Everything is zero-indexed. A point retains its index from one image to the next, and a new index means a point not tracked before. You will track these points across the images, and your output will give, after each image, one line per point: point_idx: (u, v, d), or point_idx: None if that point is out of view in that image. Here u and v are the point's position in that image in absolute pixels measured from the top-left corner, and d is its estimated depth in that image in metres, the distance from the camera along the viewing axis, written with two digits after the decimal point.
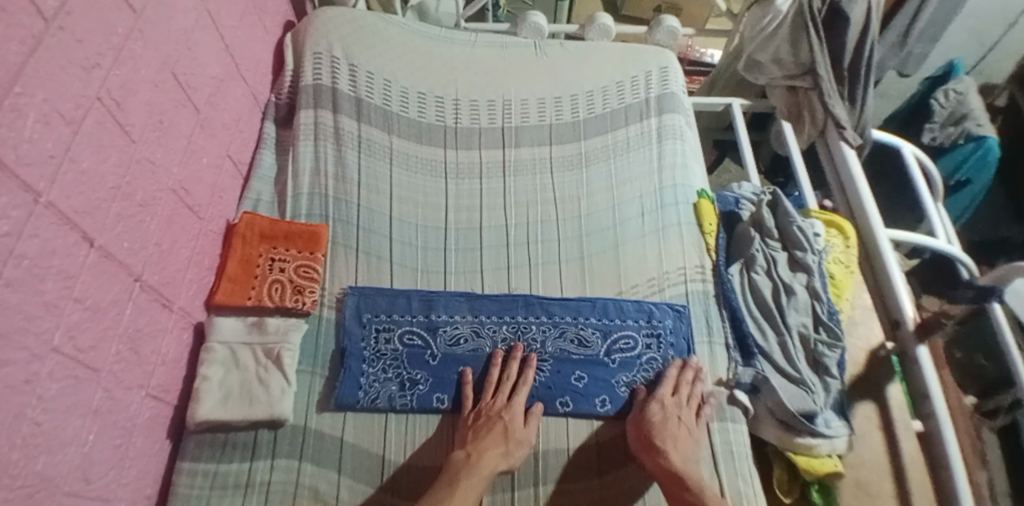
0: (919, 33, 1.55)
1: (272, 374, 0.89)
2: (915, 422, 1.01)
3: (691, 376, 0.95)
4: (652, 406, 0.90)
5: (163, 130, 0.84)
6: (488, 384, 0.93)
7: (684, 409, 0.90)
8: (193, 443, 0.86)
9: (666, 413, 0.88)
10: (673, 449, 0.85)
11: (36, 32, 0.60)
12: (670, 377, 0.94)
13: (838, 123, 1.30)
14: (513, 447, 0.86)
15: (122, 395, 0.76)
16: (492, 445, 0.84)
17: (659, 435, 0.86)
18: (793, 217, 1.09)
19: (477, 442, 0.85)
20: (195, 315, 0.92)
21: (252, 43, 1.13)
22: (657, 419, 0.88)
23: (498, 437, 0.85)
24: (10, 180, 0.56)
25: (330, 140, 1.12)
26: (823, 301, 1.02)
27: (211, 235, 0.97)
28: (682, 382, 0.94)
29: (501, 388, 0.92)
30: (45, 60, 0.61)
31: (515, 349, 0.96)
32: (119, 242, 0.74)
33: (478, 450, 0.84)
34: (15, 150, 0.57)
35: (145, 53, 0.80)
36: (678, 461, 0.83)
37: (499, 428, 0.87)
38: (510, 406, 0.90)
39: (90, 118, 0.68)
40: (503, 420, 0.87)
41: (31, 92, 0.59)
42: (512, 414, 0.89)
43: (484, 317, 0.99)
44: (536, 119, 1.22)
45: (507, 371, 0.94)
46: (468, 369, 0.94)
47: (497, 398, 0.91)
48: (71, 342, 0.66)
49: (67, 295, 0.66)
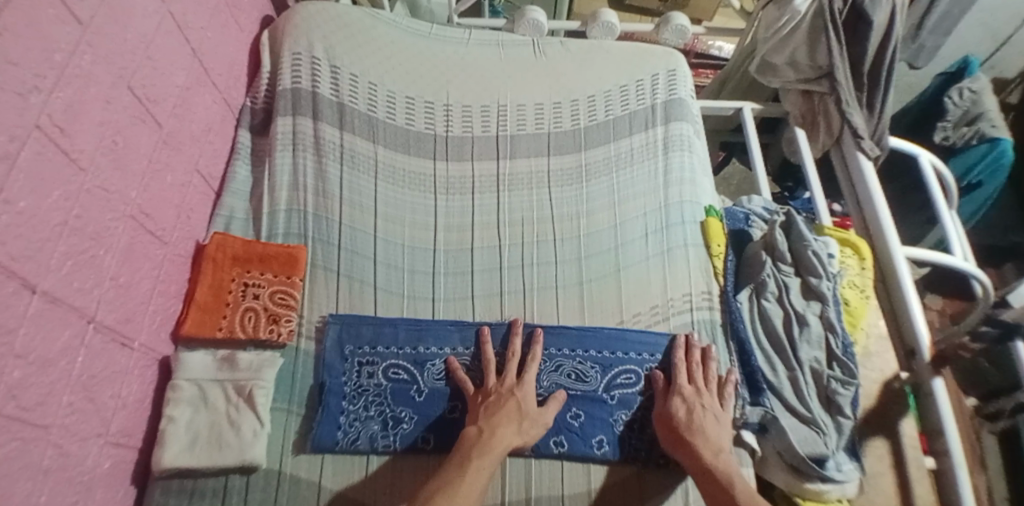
0: (934, 26, 1.45)
1: (244, 415, 0.83)
2: (927, 460, 0.94)
3: (715, 376, 0.90)
4: (675, 400, 0.86)
5: (119, 152, 0.76)
6: (488, 364, 0.89)
7: (707, 398, 0.86)
8: (159, 489, 0.80)
9: (690, 405, 0.85)
10: (701, 442, 0.80)
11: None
12: (677, 361, 0.90)
13: (854, 131, 1.22)
14: (527, 426, 0.82)
15: (76, 448, 0.69)
16: (506, 422, 0.81)
17: (684, 427, 0.82)
18: (808, 240, 1.01)
19: (490, 418, 0.81)
20: (159, 349, 0.85)
21: (224, 44, 1.04)
22: (681, 413, 0.84)
23: (511, 414, 0.82)
24: None
25: (310, 151, 1.04)
26: (838, 334, 0.94)
27: (177, 260, 0.89)
28: (695, 369, 0.89)
29: (509, 368, 0.88)
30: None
31: (515, 325, 0.92)
32: (67, 284, 0.67)
33: (491, 426, 0.80)
34: None
35: (96, 68, 0.71)
36: (707, 454, 0.79)
37: (512, 404, 0.83)
38: (521, 384, 0.86)
39: (28, 149, 0.60)
40: (515, 397, 0.84)
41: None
42: (524, 391, 0.85)
43: (478, 350, 0.92)
44: (532, 128, 1.14)
45: (512, 347, 0.90)
46: (452, 357, 0.90)
47: (506, 375, 0.87)
48: (14, 402, 0.59)
49: (9, 351, 0.58)
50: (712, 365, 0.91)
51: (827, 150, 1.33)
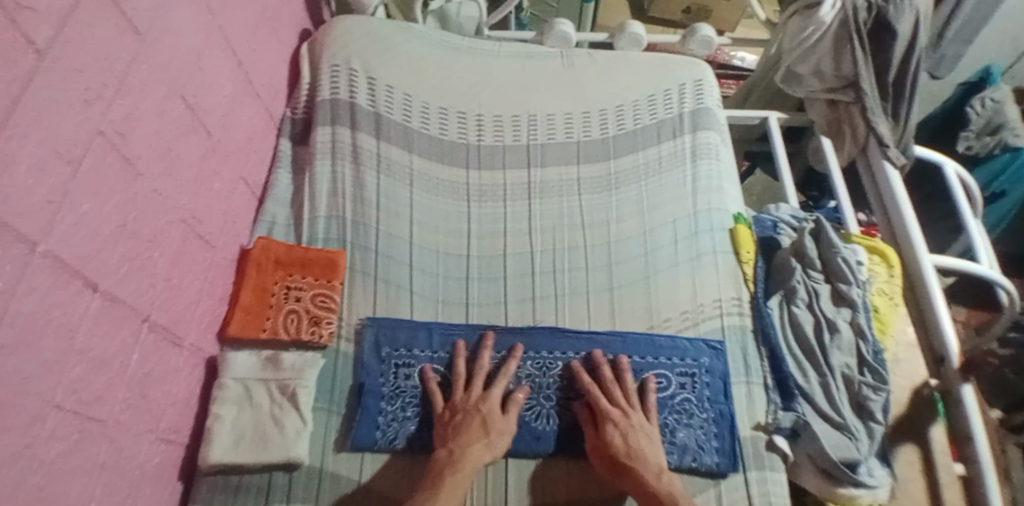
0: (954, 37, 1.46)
1: (288, 413, 0.86)
2: (957, 466, 0.94)
3: (633, 393, 0.90)
4: (607, 428, 0.85)
5: (171, 159, 0.80)
6: (458, 377, 0.90)
7: (634, 418, 0.87)
8: (206, 485, 0.83)
9: (624, 432, 0.84)
10: (642, 467, 0.82)
11: (27, 68, 0.55)
12: (588, 384, 0.90)
13: (880, 140, 1.23)
14: (494, 438, 0.84)
15: (129, 444, 0.72)
16: (474, 439, 0.82)
17: (622, 456, 0.82)
18: (837, 247, 1.02)
19: (457, 438, 0.83)
20: (207, 349, 0.89)
21: (266, 55, 1.08)
22: (618, 441, 0.83)
23: (477, 431, 0.83)
24: (3, 234, 0.52)
25: (348, 159, 1.07)
26: (868, 340, 0.95)
27: (224, 264, 0.93)
28: (615, 391, 0.89)
29: (475, 380, 0.90)
30: (39, 98, 0.56)
31: (486, 338, 0.94)
32: (125, 284, 0.71)
33: (460, 446, 0.82)
34: (6, 202, 0.52)
35: (152, 78, 0.75)
36: (651, 479, 0.80)
37: (477, 421, 0.84)
38: (486, 397, 0.87)
39: (91, 155, 0.64)
40: (480, 413, 0.85)
41: (25, 134, 0.55)
42: (489, 405, 0.86)
43: (450, 359, 0.94)
44: (562, 136, 1.16)
45: (479, 361, 0.91)
46: (428, 366, 0.92)
47: (471, 391, 0.88)
48: (74, 396, 0.63)
49: (69, 348, 0.62)
50: (628, 378, 0.91)
51: (853, 158, 1.34)
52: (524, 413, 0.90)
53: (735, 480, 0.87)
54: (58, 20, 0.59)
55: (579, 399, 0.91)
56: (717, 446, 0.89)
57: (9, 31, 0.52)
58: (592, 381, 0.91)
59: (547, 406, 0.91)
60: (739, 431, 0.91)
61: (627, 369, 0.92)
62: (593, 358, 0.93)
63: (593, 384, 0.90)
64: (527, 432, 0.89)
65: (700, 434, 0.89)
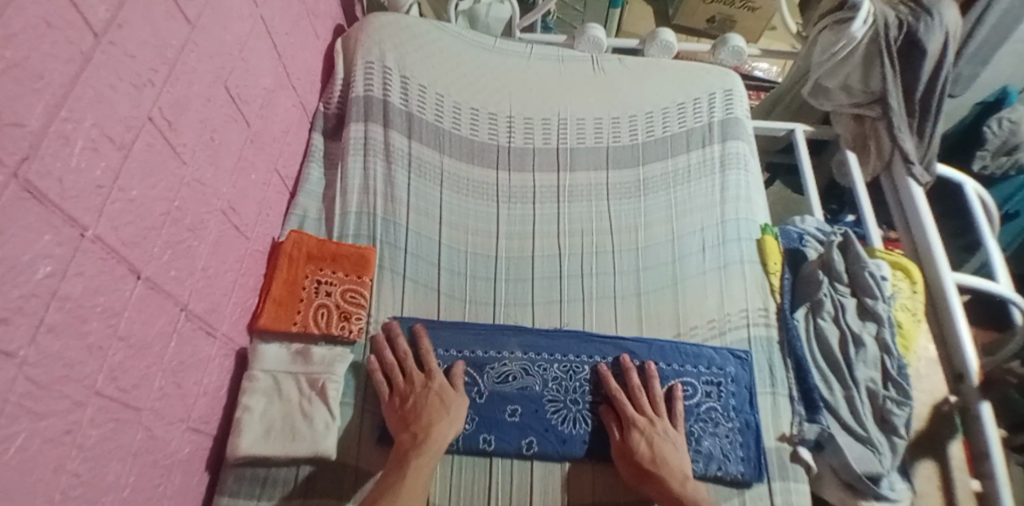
0: (971, 55, 1.45)
1: (317, 407, 0.86)
2: (973, 482, 0.95)
3: (658, 398, 0.91)
4: (632, 434, 0.85)
5: (214, 148, 0.80)
6: (390, 366, 0.89)
7: (660, 425, 0.87)
8: (233, 476, 0.83)
9: (649, 438, 0.85)
10: (667, 473, 0.82)
11: (84, 50, 0.55)
12: (615, 391, 0.90)
13: (906, 156, 1.23)
14: (454, 412, 0.85)
15: (161, 432, 0.72)
16: (436, 416, 0.84)
17: (647, 462, 0.83)
18: (864, 261, 1.02)
19: (417, 419, 0.83)
20: (237, 341, 0.89)
21: (304, 49, 1.09)
22: (643, 448, 0.84)
23: (437, 406, 0.85)
24: (53, 216, 0.52)
25: (380, 156, 1.08)
26: (893, 355, 0.95)
27: (257, 255, 0.94)
28: (642, 397, 0.90)
29: (408, 363, 0.90)
30: (94, 81, 0.56)
31: (394, 325, 0.93)
32: (166, 271, 0.71)
33: (424, 426, 0.83)
34: (59, 183, 0.52)
35: (199, 65, 0.75)
36: (676, 485, 0.81)
37: (432, 399, 0.86)
38: (429, 377, 0.88)
39: (141, 140, 0.64)
40: (433, 392, 0.86)
41: (79, 117, 0.55)
42: (437, 383, 0.87)
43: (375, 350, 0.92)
44: (592, 141, 1.17)
45: (400, 348, 0.91)
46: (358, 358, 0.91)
47: (413, 374, 0.88)
48: (114, 383, 0.63)
49: (112, 334, 0.62)
50: (655, 384, 0.91)
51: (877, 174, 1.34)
52: (551, 415, 0.90)
53: (759, 489, 0.88)
54: (114, 3, 0.59)
55: (604, 403, 0.92)
56: (742, 455, 0.89)
57: (66, 11, 0.52)
58: (619, 386, 0.91)
59: (574, 410, 0.91)
60: (764, 442, 0.91)
61: (655, 376, 0.92)
62: (622, 362, 0.94)
63: (620, 389, 0.91)
64: (553, 435, 0.89)
65: (725, 443, 0.89)
